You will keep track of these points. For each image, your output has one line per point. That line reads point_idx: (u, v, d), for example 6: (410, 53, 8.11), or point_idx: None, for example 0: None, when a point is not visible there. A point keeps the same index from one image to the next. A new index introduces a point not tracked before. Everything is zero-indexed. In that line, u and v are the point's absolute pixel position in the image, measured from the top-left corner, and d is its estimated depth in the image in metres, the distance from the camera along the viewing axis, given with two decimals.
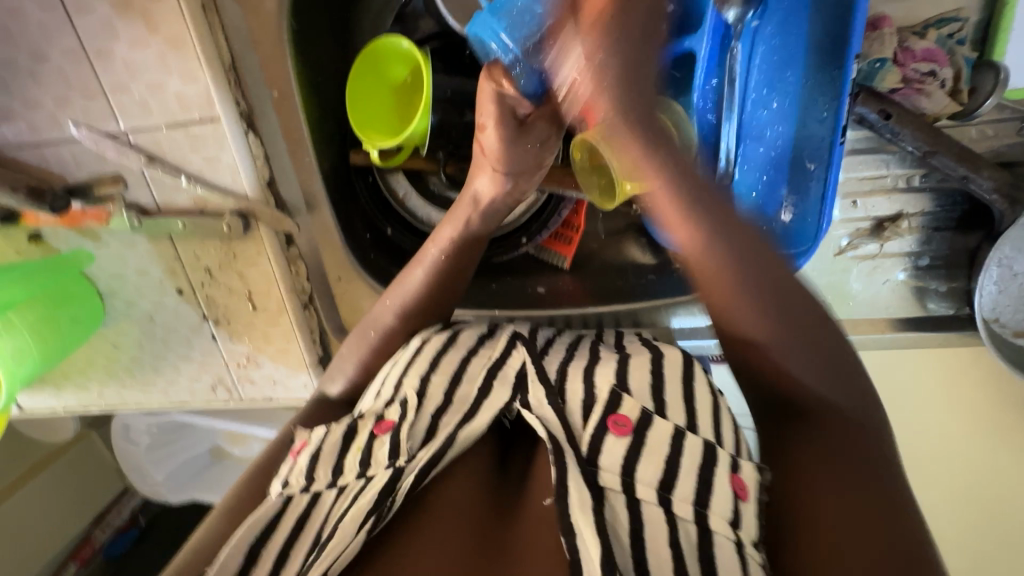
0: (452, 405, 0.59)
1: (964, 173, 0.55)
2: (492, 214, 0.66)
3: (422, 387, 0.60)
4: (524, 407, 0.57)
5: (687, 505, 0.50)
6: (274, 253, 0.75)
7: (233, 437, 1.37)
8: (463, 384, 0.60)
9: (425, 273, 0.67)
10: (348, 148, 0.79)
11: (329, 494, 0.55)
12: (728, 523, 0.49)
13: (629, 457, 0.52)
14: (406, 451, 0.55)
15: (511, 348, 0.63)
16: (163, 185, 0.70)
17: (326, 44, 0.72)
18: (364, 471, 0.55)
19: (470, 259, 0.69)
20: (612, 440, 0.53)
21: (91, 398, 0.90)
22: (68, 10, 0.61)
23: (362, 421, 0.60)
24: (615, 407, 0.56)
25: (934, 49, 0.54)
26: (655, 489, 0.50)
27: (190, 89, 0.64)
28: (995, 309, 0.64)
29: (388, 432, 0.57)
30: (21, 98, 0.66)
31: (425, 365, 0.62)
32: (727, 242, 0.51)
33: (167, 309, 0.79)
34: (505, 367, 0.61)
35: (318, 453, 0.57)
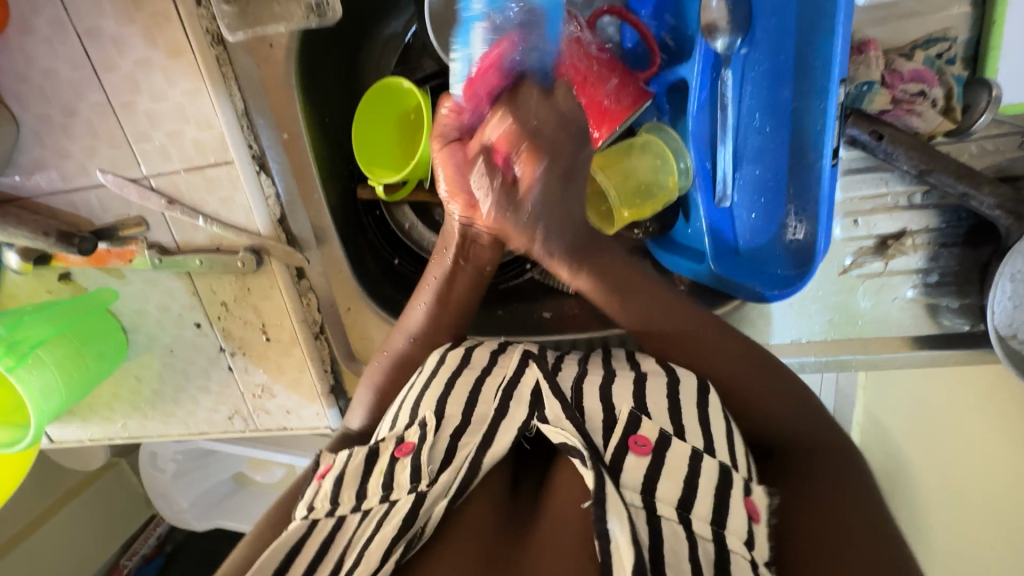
0: (471, 425, 0.59)
1: (964, 190, 0.55)
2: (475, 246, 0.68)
3: (440, 408, 0.59)
4: (542, 423, 0.56)
5: (706, 525, 0.49)
6: (287, 286, 0.77)
7: (257, 463, 1.40)
8: (479, 404, 0.60)
9: (425, 308, 0.70)
10: (356, 183, 0.83)
11: (353, 518, 0.55)
12: (744, 543, 0.49)
13: (645, 473, 0.52)
14: (428, 474, 0.55)
15: (524, 366, 0.63)
16: (182, 225, 0.74)
17: (334, 87, 0.76)
18: (387, 495, 0.55)
19: (468, 292, 0.70)
20: (632, 460, 0.52)
21: (115, 429, 0.93)
22: (96, 69, 0.66)
23: (383, 442, 0.59)
24: (634, 428, 0.55)
25: (922, 70, 0.54)
26: (675, 507, 0.50)
27: (206, 135, 0.68)
28: (1011, 324, 0.63)
29: (410, 454, 0.56)
30: (53, 149, 0.71)
31: (442, 387, 0.62)
32: (642, 305, 0.65)
33: (186, 342, 0.83)
34: (520, 385, 0.61)
35: (341, 477, 0.58)
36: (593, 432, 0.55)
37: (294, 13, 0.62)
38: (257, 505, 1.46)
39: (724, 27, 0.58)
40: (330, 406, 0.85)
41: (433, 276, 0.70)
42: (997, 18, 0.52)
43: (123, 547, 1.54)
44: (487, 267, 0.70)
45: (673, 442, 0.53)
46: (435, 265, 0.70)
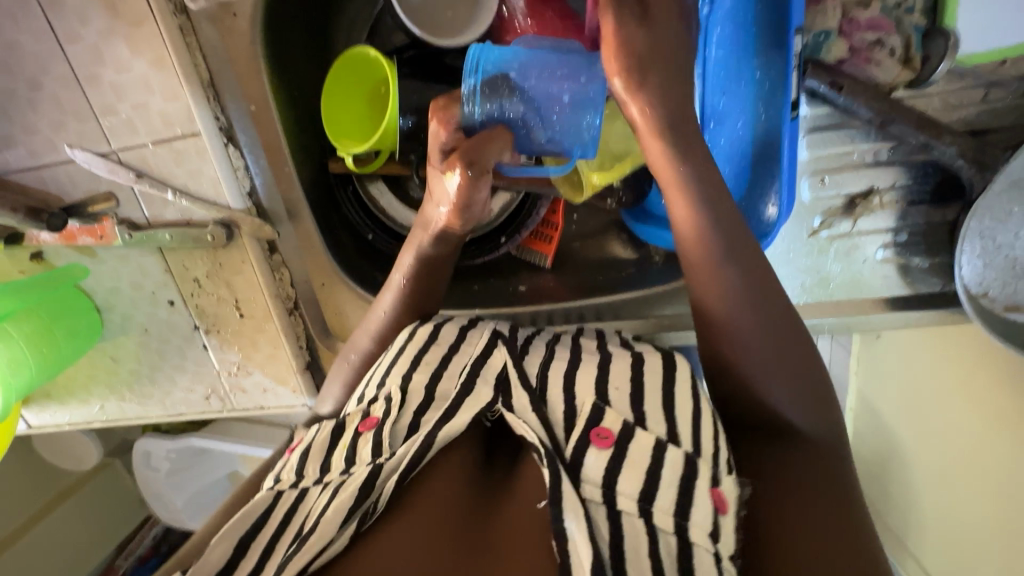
0: (434, 402, 0.57)
1: (924, 140, 0.55)
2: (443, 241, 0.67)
3: (406, 382, 0.59)
4: (506, 410, 0.55)
5: (668, 517, 0.48)
6: (256, 261, 0.77)
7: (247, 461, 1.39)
8: (444, 380, 0.59)
9: (395, 297, 0.68)
10: (328, 157, 0.83)
11: (315, 490, 0.54)
12: (708, 535, 0.48)
13: (607, 468, 0.50)
14: (389, 449, 0.53)
15: (492, 346, 0.61)
16: (152, 199, 0.74)
17: (301, 60, 0.76)
18: (348, 467, 0.54)
19: (437, 274, 0.69)
20: (593, 454, 0.51)
21: (93, 412, 0.92)
22: (60, 41, 0.65)
23: (348, 418, 0.59)
24: (598, 420, 0.53)
25: (878, 19, 0.54)
26: (636, 501, 0.49)
27: (172, 107, 0.68)
28: (982, 283, 0.63)
29: (372, 429, 0.56)
30: (20, 124, 0.71)
31: (410, 362, 0.61)
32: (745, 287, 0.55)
33: (161, 320, 0.82)
34: (486, 367, 0.59)
35: (307, 451, 0.58)
36: (556, 425, 0.55)
37: None
38: None
39: None
40: (305, 383, 0.84)
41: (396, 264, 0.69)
42: None
43: (118, 548, 1.52)
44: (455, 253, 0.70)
45: (635, 432, 0.52)
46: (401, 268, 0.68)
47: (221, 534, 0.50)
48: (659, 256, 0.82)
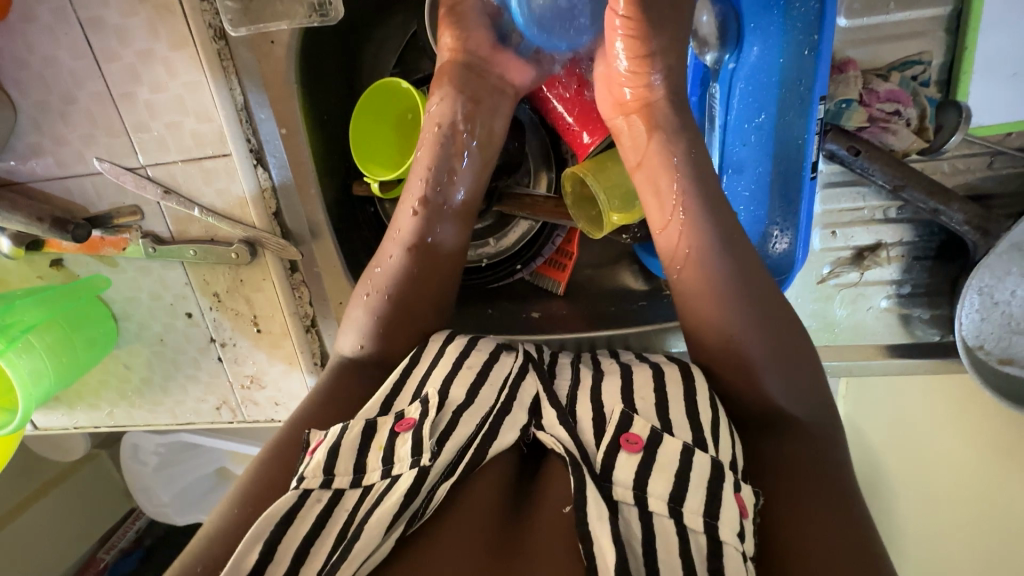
0: (473, 406, 0.58)
1: (934, 206, 0.58)
2: (435, 233, 0.68)
3: (446, 389, 0.59)
4: (538, 428, 0.57)
5: (697, 517, 0.50)
6: (279, 279, 0.78)
7: (239, 457, 1.38)
8: (484, 388, 0.60)
9: (397, 262, 0.67)
10: (351, 178, 0.84)
11: (353, 494, 0.54)
12: (736, 534, 0.49)
13: (636, 472, 0.53)
14: (429, 449, 0.55)
15: (524, 371, 0.62)
16: (178, 215, 0.75)
17: (331, 84, 0.77)
18: (389, 470, 0.55)
19: (438, 269, 0.68)
20: (624, 457, 0.53)
21: (101, 417, 0.93)
22: (97, 58, 0.66)
23: (381, 419, 0.58)
24: (626, 426, 0.55)
25: (898, 91, 0.57)
26: (666, 502, 0.51)
27: (205, 127, 0.69)
28: (979, 336, 0.66)
29: (410, 430, 0.56)
30: (50, 136, 0.71)
31: (449, 368, 0.61)
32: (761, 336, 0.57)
33: (177, 331, 0.83)
34: (520, 389, 0.60)
35: (336, 449, 0.55)
36: (584, 435, 0.56)
37: (296, 11, 0.64)
38: None
39: (713, 43, 0.64)
40: None
41: (383, 265, 0.68)
42: (968, 42, 0.55)
43: (102, 541, 1.52)
44: (454, 256, 0.69)
45: (662, 439, 0.54)
46: (401, 230, 0.69)
47: (251, 538, 0.50)
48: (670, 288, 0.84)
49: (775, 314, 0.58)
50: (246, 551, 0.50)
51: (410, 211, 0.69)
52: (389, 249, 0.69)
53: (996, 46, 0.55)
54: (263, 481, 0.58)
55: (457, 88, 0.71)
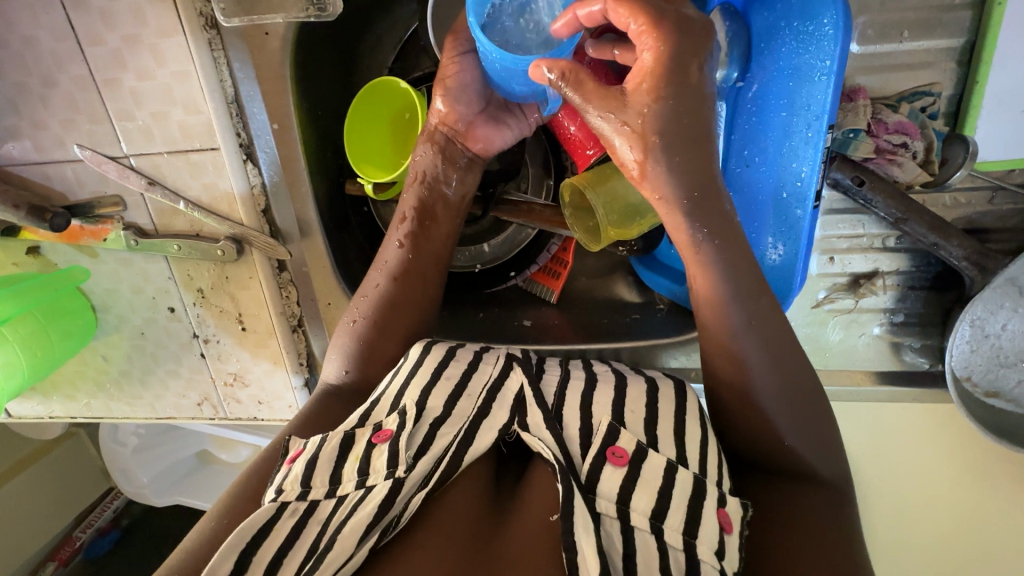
0: (451, 417, 0.58)
1: (934, 240, 0.58)
2: (417, 261, 0.69)
3: (423, 399, 0.58)
4: (523, 428, 0.57)
5: (677, 534, 0.50)
6: (266, 278, 0.76)
7: (221, 441, 1.37)
8: (462, 399, 0.59)
9: (378, 288, 0.68)
10: (345, 176, 0.82)
11: (328, 504, 0.53)
12: (714, 553, 0.49)
13: (621, 485, 0.52)
14: (405, 460, 0.54)
15: (509, 369, 0.62)
16: (162, 208, 0.72)
17: (326, 79, 0.74)
18: (364, 480, 0.54)
19: (418, 297, 0.68)
20: (609, 470, 0.53)
21: (78, 407, 0.91)
22: (80, 41, 0.63)
23: (359, 429, 0.57)
24: (612, 439, 0.55)
25: (906, 122, 0.55)
26: (648, 517, 0.51)
27: (193, 120, 0.66)
28: (967, 367, 0.66)
29: (387, 441, 0.55)
30: (29, 119, 0.68)
31: (428, 377, 0.61)
32: (771, 366, 0.54)
33: (159, 326, 0.81)
34: (504, 389, 0.60)
35: (314, 460, 0.55)
36: (571, 442, 0.56)
37: (293, 5, 0.61)
38: (217, 483, 1.42)
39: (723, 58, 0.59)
40: (302, 398, 0.84)
41: (370, 296, 0.68)
42: (980, 77, 0.55)
43: (76, 521, 1.50)
44: (437, 285, 0.70)
45: (648, 454, 0.54)
46: (382, 258, 0.69)
47: (225, 549, 0.49)
48: (663, 304, 0.83)
49: (773, 319, 0.55)
50: (221, 558, 0.49)
51: (395, 244, 0.69)
52: (374, 278, 0.69)
53: (1007, 83, 0.55)
54: (243, 496, 0.58)
55: (446, 151, 0.69)
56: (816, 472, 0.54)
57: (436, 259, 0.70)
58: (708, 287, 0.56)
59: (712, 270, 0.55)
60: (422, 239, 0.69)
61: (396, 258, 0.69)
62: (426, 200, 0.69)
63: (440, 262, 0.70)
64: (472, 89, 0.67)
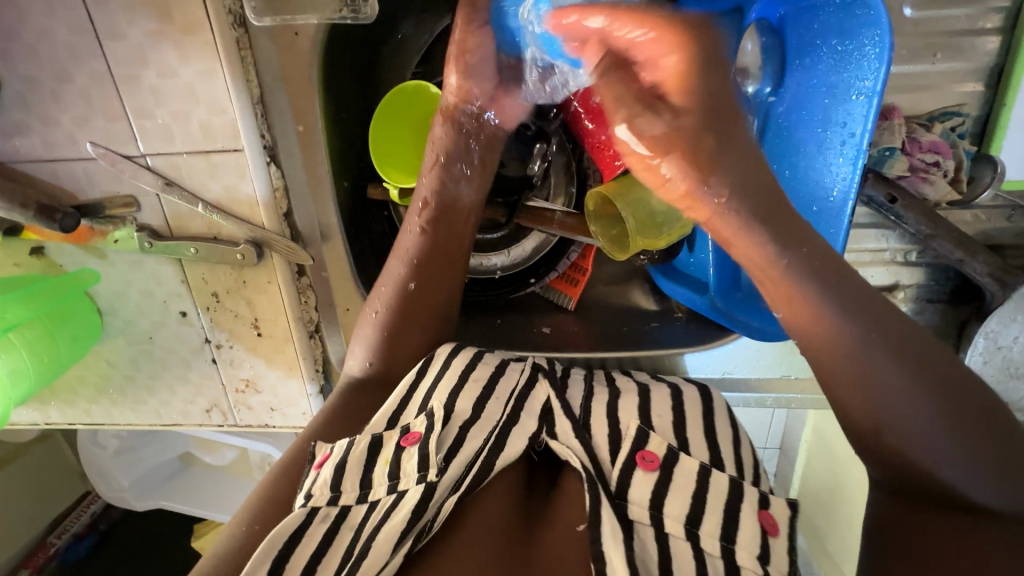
0: (479, 421, 0.57)
1: (959, 257, 0.59)
2: (435, 251, 0.67)
3: (451, 402, 0.57)
4: (550, 437, 0.57)
5: (712, 540, 0.50)
6: (285, 283, 0.74)
7: (205, 444, 1.34)
8: (491, 403, 0.58)
9: (399, 278, 0.67)
10: (365, 179, 0.79)
11: (360, 509, 0.53)
12: (756, 557, 0.49)
13: (653, 490, 0.53)
14: (437, 463, 0.53)
15: (534, 380, 0.61)
16: (178, 210, 0.70)
17: (351, 80, 0.72)
18: (395, 485, 0.53)
19: (435, 289, 0.67)
20: (639, 475, 0.53)
21: (77, 413, 0.87)
22: (99, 36, 0.61)
23: (387, 432, 0.56)
24: (642, 443, 0.56)
25: (939, 142, 0.57)
26: (683, 524, 0.51)
27: (217, 120, 0.64)
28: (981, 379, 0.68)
29: (416, 444, 0.54)
30: (39, 115, 0.65)
31: (456, 378, 0.59)
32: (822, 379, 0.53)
33: (169, 330, 0.78)
34: (531, 399, 0.60)
35: (343, 463, 0.53)
36: (600, 449, 0.56)
37: (326, 5, 0.60)
38: (202, 486, 1.38)
39: (755, 72, 0.61)
40: (317, 405, 0.83)
41: (389, 285, 0.67)
42: (1007, 100, 0.56)
43: (52, 526, 1.43)
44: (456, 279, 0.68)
45: (679, 458, 0.55)
46: (403, 245, 0.67)
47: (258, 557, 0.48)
48: (682, 312, 0.84)
49: None
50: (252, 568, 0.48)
51: (415, 231, 0.67)
52: (394, 267, 0.67)
53: None
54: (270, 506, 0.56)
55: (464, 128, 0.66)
56: (1011, 524, 0.45)
57: (451, 249, 0.67)
58: (764, 256, 0.51)
59: (813, 292, 0.49)
60: (442, 226, 0.67)
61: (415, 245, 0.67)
62: (444, 189, 0.67)
63: (460, 254, 0.68)
64: (505, 93, 0.66)
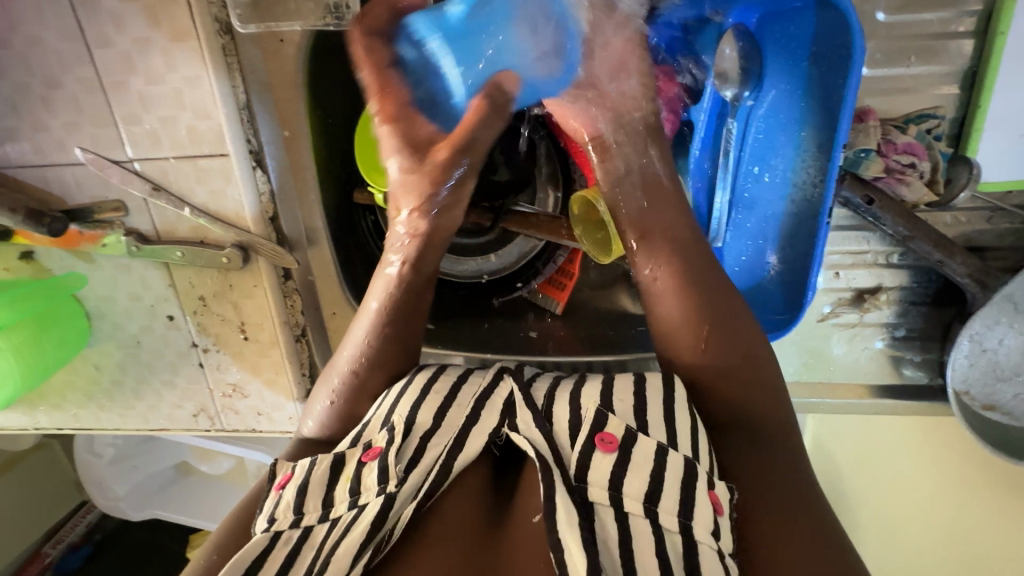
0: (441, 428, 0.55)
1: (938, 258, 0.59)
2: (401, 308, 0.64)
3: (411, 415, 0.56)
4: (513, 430, 0.55)
5: (672, 517, 0.47)
6: (271, 287, 0.75)
7: (201, 451, 1.34)
8: (452, 409, 0.57)
9: (358, 345, 0.63)
10: (353, 184, 0.80)
11: (322, 527, 0.52)
12: (710, 532, 0.47)
13: (611, 470, 0.50)
14: (396, 475, 0.52)
15: (499, 378, 0.60)
16: (165, 214, 0.70)
17: (338, 86, 0.73)
18: (356, 500, 0.53)
19: (397, 347, 0.63)
20: (598, 457, 0.50)
21: (66, 418, 0.87)
22: (88, 43, 0.62)
23: (349, 449, 0.55)
24: (601, 424, 0.53)
25: (914, 143, 0.57)
26: (641, 502, 0.48)
27: (203, 125, 0.65)
28: (966, 382, 0.67)
29: (377, 458, 0.54)
30: (29, 121, 0.66)
31: (417, 393, 0.58)
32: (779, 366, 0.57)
33: (156, 334, 0.79)
34: (494, 395, 0.58)
35: (304, 486, 0.53)
36: (561, 436, 0.53)
37: (310, 12, 0.61)
38: (196, 494, 1.37)
39: (734, 78, 0.61)
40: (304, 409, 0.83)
41: (351, 351, 0.64)
42: (982, 102, 0.57)
43: (47, 535, 1.43)
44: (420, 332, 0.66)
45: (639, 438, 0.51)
46: (364, 312, 0.65)
47: None
48: None
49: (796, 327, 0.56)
50: None
51: (375, 302, 0.65)
52: (353, 337, 0.64)
53: (1006, 109, 0.57)
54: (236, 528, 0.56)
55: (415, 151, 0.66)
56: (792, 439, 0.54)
57: (417, 300, 0.65)
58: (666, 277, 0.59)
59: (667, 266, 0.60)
60: (410, 282, 0.65)
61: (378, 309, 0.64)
62: (412, 269, 0.65)
63: (424, 306, 0.66)
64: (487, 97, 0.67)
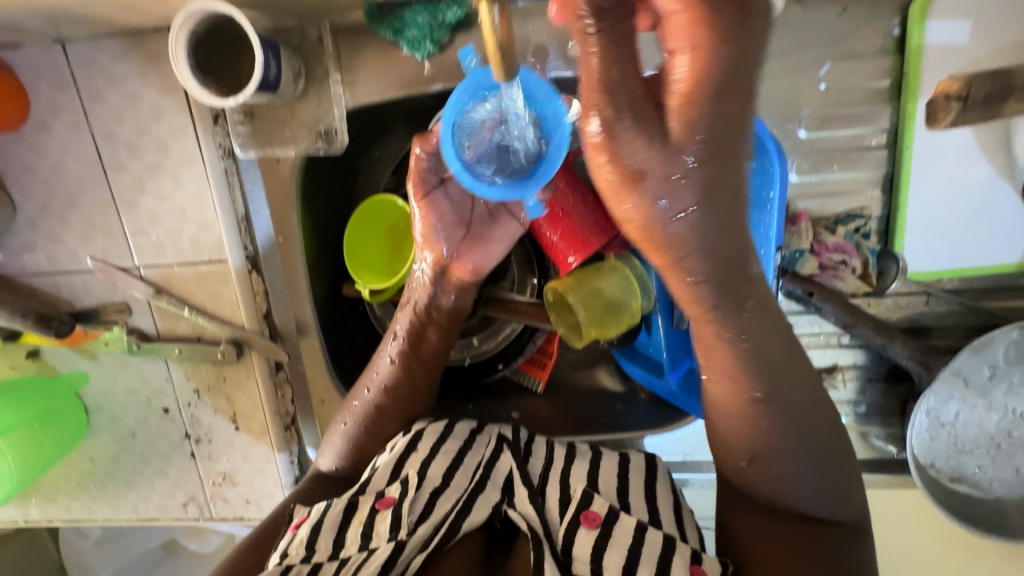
0: (449, 487, 0.60)
1: (881, 341, 0.64)
2: (411, 367, 0.73)
3: (423, 469, 0.60)
4: (510, 508, 0.59)
5: None
6: (262, 378, 0.78)
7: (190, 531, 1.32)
8: (458, 473, 0.60)
9: (372, 394, 0.71)
10: (342, 277, 0.86)
11: (330, 568, 0.54)
12: None
13: (593, 544, 0.54)
14: (408, 524, 0.56)
15: (499, 450, 0.63)
16: (166, 314, 0.76)
17: (328, 193, 0.80)
18: (366, 543, 0.56)
19: (408, 402, 0.72)
20: (582, 532, 0.55)
21: (57, 510, 0.88)
22: (105, 168, 0.70)
23: (363, 496, 0.58)
24: (586, 503, 0.57)
25: (843, 243, 0.65)
26: None
27: (205, 235, 0.72)
28: (929, 455, 0.70)
29: (389, 508, 0.57)
30: (46, 235, 0.73)
31: (428, 449, 0.62)
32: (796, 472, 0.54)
33: (151, 426, 0.82)
34: (496, 470, 0.61)
35: (318, 525, 0.56)
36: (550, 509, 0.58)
37: (303, 138, 0.68)
38: None
39: None
40: None
41: (361, 400, 0.72)
42: (900, 204, 0.64)
43: None
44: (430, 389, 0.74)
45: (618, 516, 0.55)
46: (375, 363, 0.74)
47: None
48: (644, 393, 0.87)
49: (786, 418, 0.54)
50: None
51: (387, 360, 0.73)
52: (362, 390, 0.73)
53: (925, 208, 0.64)
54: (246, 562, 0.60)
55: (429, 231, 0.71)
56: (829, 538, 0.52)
57: (424, 365, 0.73)
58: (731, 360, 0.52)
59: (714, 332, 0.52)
60: (418, 345, 0.73)
61: (387, 365, 0.73)
62: (430, 313, 0.74)
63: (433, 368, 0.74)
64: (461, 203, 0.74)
